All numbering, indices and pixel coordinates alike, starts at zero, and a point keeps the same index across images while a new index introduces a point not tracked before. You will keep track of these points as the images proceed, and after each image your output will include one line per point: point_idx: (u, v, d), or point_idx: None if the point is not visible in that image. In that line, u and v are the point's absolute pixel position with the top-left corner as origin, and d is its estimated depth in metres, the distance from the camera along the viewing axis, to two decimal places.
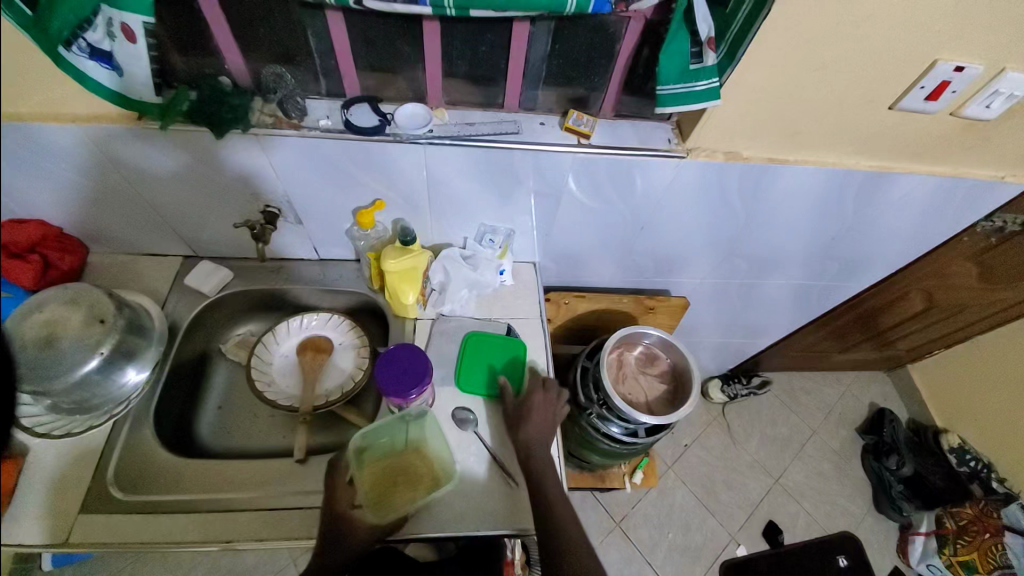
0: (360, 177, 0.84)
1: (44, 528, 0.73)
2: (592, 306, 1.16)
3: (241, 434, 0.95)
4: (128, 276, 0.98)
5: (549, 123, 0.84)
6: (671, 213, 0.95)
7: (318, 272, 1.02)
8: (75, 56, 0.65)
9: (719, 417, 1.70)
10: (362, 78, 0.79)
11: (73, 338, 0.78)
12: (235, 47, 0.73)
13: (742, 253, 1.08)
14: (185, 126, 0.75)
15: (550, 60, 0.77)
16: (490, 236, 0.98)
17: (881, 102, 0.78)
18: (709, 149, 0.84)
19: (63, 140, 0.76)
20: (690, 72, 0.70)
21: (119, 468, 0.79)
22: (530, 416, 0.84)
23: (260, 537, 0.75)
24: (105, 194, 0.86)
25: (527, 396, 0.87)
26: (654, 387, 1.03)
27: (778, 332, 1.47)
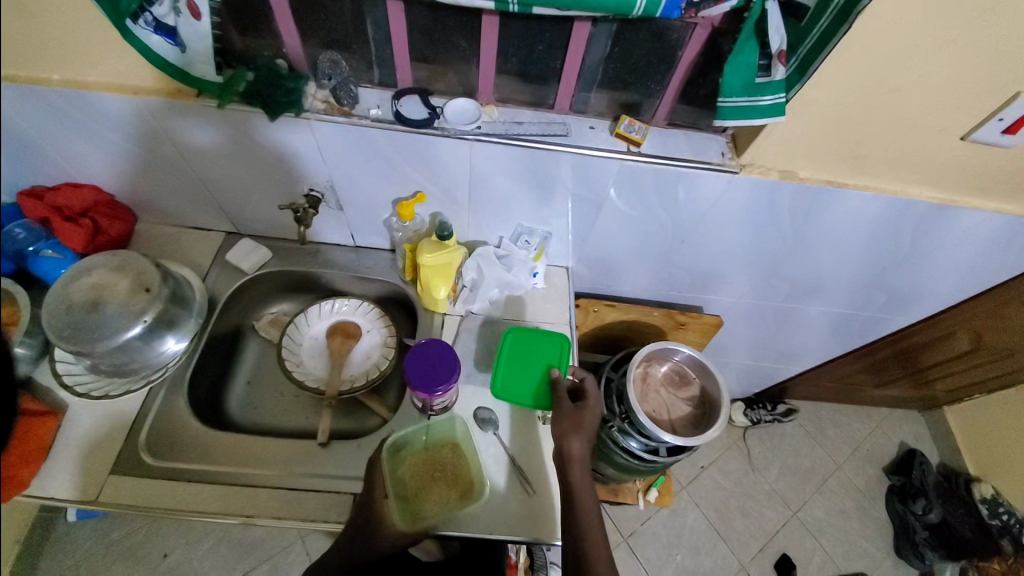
0: (404, 169, 0.85)
1: (77, 484, 0.76)
2: (621, 316, 1.14)
3: (266, 411, 0.97)
4: (172, 247, 1.01)
5: (599, 127, 0.82)
6: (713, 229, 0.92)
7: (352, 259, 1.03)
8: (141, 30, 0.68)
9: (739, 442, 1.65)
10: (415, 70, 0.79)
11: (118, 304, 0.81)
12: (294, 31, 0.74)
13: (784, 275, 1.04)
14: (240, 106, 0.76)
15: (607, 62, 0.75)
16: (526, 237, 0.97)
17: (954, 132, 0.74)
18: (763, 167, 0.81)
19: (125, 111, 0.78)
20: (756, 86, 0.67)
21: (150, 432, 0.82)
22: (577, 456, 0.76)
23: (279, 516, 0.76)
24: (158, 166, 0.88)
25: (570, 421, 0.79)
26: (679, 406, 1.00)
27: (811, 360, 1.41)
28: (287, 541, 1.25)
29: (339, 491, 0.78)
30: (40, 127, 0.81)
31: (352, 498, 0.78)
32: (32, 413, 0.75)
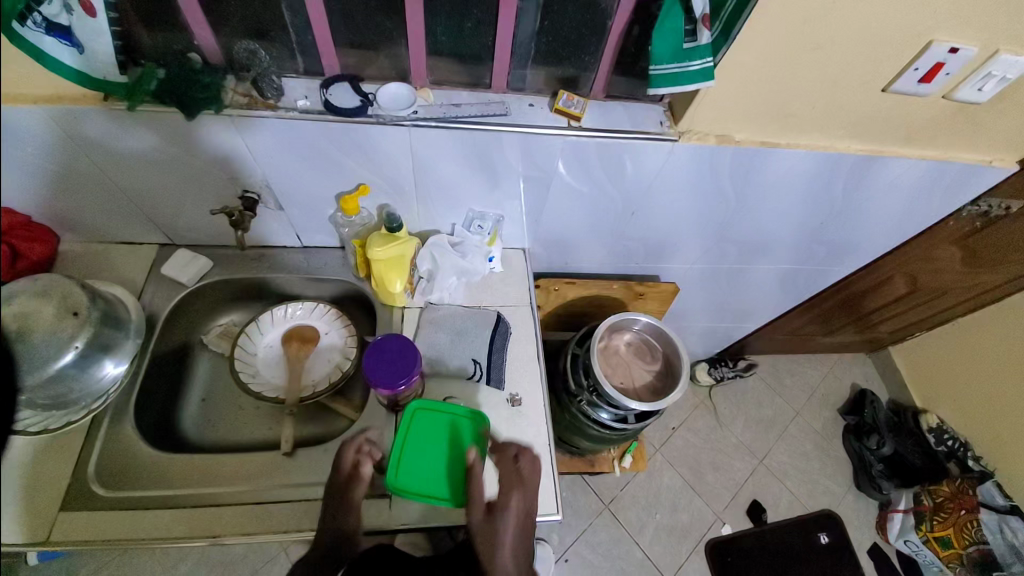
0: (342, 161, 0.81)
1: (22, 526, 0.71)
2: (582, 292, 1.15)
3: (226, 426, 0.93)
4: (100, 265, 0.94)
5: (538, 105, 0.81)
6: (661, 198, 0.93)
7: (302, 260, 1.00)
8: (31, 32, 0.62)
9: (706, 401, 1.72)
10: (342, 56, 0.75)
11: (46, 332, 0.72)
12: (204, 21, 0.69)
13: (732, 237, 1.08)
14: (155, 106, 0.71)
15: (538, 37, 0.74)
16: (478, 222, 0.96)
17: (875, 85, 0.77)
18: (703, 132, 0.82)
19: (25, 122, 0.71)
20: (684, 52, 0.68)
21: (100, 462, 0.77)
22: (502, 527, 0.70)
23: (248, 531, 0.73)
24: (72, 179, 0.81)
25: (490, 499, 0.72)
26: (642, 374, 1.03)
27: (764, 316, 1.48)
28: None
29: (309, 498, 0.77)
30: None
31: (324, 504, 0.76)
32: None
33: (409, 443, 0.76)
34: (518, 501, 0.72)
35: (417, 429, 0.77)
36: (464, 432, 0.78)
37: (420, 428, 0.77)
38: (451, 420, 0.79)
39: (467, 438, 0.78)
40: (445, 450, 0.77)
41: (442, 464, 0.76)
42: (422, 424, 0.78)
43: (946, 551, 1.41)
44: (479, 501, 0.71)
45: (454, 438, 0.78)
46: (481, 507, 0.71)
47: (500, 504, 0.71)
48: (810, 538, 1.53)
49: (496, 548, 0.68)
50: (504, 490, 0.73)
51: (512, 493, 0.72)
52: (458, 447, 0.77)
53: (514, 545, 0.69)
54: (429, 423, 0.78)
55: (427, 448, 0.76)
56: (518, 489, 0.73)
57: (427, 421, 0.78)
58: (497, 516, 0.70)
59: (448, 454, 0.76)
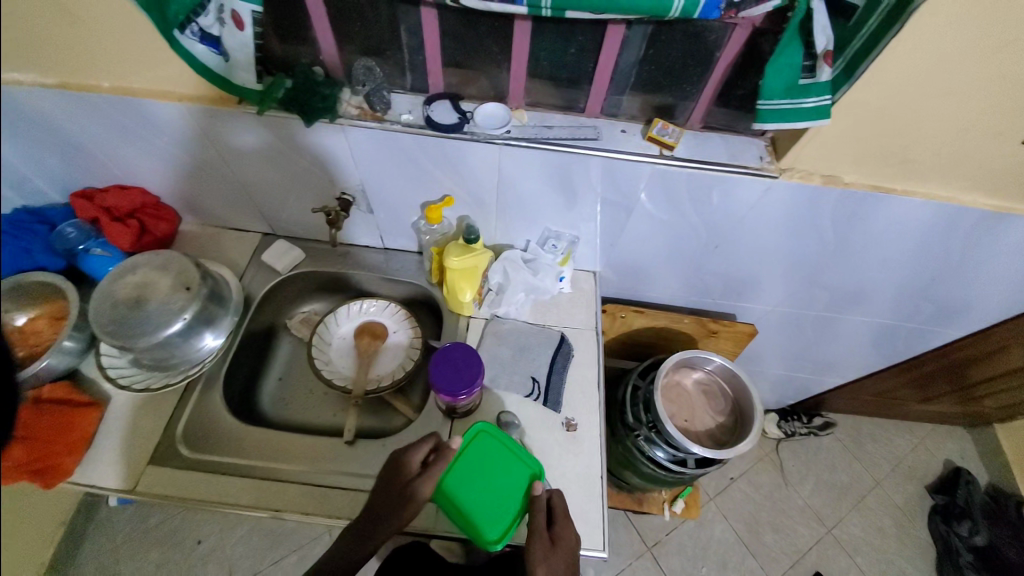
0: (433, 173, 0.85)
1: (118, 473, 0.80)
2: (649, 323, 1.11)
3: (297, 406, 1.00)
4: (211, 247, 1.04)
5: (630, 131, 0.80)
6: (749, 234, 0.89)
7: (381, 260, 1.05)
8: (188, 39, 0.68)
9: (771, 454, 1.59)
10: (446, 75, 0.79)
11: (159, 301, 0.83)
12: (332, 39, 0.75)
13: (823, 283, 1.00)
14: (279, 112, 0.78)
15: (640, 66, 0.73)
16: (553, 241, 0.96)
17: (1014, 136, 0.68)
18: (806, 171, 0.78)
19: (169, 116, 0.82)
20: (799, 88, 0.66)
21: (186, 425, 0.85)
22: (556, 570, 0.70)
23: (306, 511, 0.78)
24: (199, 168, 0.92)
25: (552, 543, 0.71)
26: (705, 419, 0.98)
27: (850, 372, 1.35)
28: (314, 534, 1.35)
29: (365, 489, 0.80)
30: (96, 135, 0.86)
31: None
32: (73, 407, 0.81)
33: (462, 465, 0.77)
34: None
35: (464, 464, 0.77)
36: (510, 458, 0.78)
37: (467, 462, 0.77)
38: (498, 452, 0.78)
39: (516, 462, 0.78)
40: (497, 481, 0.76)
41: (500, 499, 0.75)
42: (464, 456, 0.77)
43: None
44: (543, 527, 0.72)
45: (498, 467, 0.77)
46: (544, 537, 0.71)
47: (558, 537, 0.72)
48: None
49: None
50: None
51: (567, 535, 0.72)
52: (506, 475, 0.77)
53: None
54: (477, 457, 0.77)
55: (480, 473, 0.76)
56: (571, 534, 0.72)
57: (473, 452, 0.78)
58: (555, 550, 0.70)
59: (502, 486, 0.76)
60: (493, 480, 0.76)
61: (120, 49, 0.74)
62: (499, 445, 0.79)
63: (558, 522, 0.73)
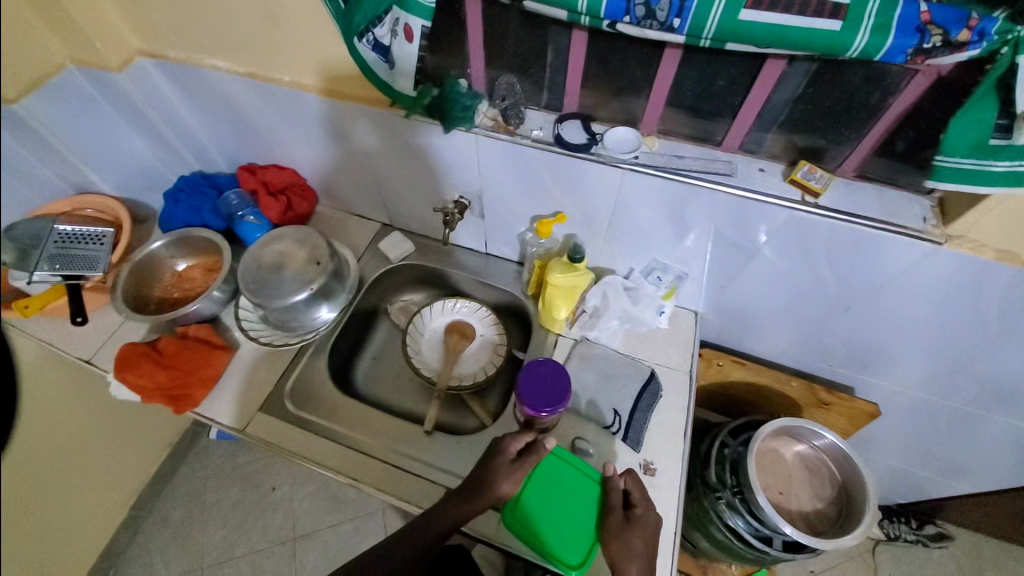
0: (551, 189, 0.87)
1: (233, 413, 0.91)
2: (748, 377, 1.02)
3: (384, 387, 1.06)
4: (338, 228, 1.16)
5: (769, 171, 0.75)
6: (891, 303, 0.79)
7: (481, 264, 1.09)
8: (363, 46, 0.76)
9: (866, 555, 1.38)
10: (582, 96, 0.80)
11: (295, 271, 0.94)
12: (482, 55, 0.79)
13: (978, 375, 0.84)
14: (424, 118, 0.85)
15: (795, 104, 0.68)
16: (659, 273, 0.93)
17: None
18: (981, 242, 0.67)
19: (330, 112, 0.92)
20: (989, 148, 0.58)
21: (294, 383, 0.93)
22: (635, 551, 0.69)
23: (381, 488, 0.82)
24: (343, 157, 1.02)
25: (630, 517, 0.72)
26: (802, 497, 0.87)
27: (989, 483, 1.12)
28: (371, 508, 1.42)
29: (436, 482, 0.82)
30: (270, 120, 1.00)
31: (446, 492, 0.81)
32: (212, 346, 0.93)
33: (536, 485, 0.75)
34: (652, 518, 0.72)
35: (537, 486, 0.74)
36: (585, 485, 0.75)
37: (536, 489, 0.74)
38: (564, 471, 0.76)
39: (591, 491, 0.75)
40: (570, 502, 0.74)
41: (572, 522, 0.73)
42: (539, 479, 0.75)
43: None
44: (618, 504, 0.73)
45: (574, 491, 0.75)
46: (619, 512, 0.72)
47: (635, 516, 0.72)
48: None
49: (627, 555, 0.68)
50: (642, 502, 0.74)
51: (644, 514, 0.72)
52: (581, 501, 0.74)
53: (644, 560, 0.69)
54: (544, 480, 0.75)
55: (553, 494, 0.74)
56: (648, 514, 0.72)
57: (541, 476, 0.75)
58: (634, 526, 0.71)
59: (576, 506, 0.74)
60: (566, 504, 0.74)
61: (304, 50, 0.85)
62: (563, 464, 0.76)
63: (638, 502, 0.74)
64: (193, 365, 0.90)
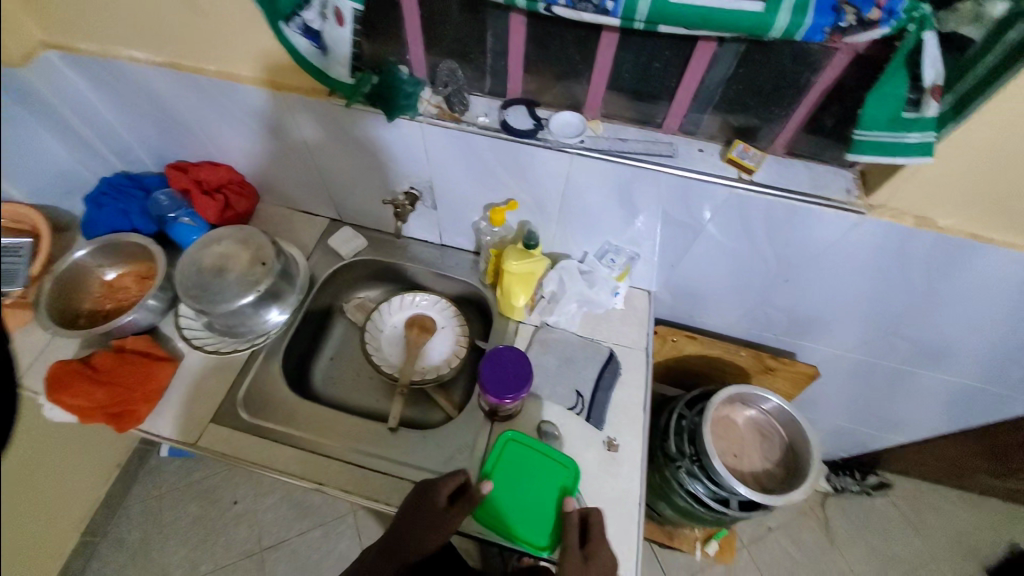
0: (501, 176, 0.87)
1: (181, 427, 0.86)
2: (701, 351, 1.07)
3: (344, 387, 1.03)
4: (283, 226, 1.10)
5: (708, 150, 0.78)
6: (825, 273, 0.84)
7: (438, 256, 1.08)
8: (291, 31, 0.73)
9: (815, 508, 1.48)
10: (525, 81, 0.80)
11: (238, 273, 0.90)
12: (420, 39, 0.77)
13: (905, 334, 0.92)
14: (364, 107, 0.82)
15: (727, 84, 0.71)
16: (612, 255, 0.95)
17: None
18: (899, 210, 0.72)
19: (266, 104, 0.88)
20: (903, 120, 0.62)
21: (247, 391, 0.89)
22: None
23: (347, 490, 0.80)
24: (283, 150, 0.97)
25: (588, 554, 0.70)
26: (754, 460, 0.92)
27: (917, 432, 1.23)
28: (340, 512, 1.39)
29: (403, 477, 0.81)
30: (200, 115, 0.94)
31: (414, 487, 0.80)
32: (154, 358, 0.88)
33: (502, 469, 0.78)
34: (610, 553, 0.71)
35: (503, 472, 0.78)
36: (548, 467, 0.79)
37: (502, 474, 0.78)
38: (537, 457, 0.79)
39: (557, 475, 0.78)
40: (540, 487, 0.77)
41: (537, 503, 0.76)
42: (504, 465, 0.78)
43: None
44: (574, 542, 0.71)
45: (539, 475, 0.78)
46: (576, 556, 0.69)
47: (592, 555, 0.70)
48: None
49: None
50: None
51: (601, 552, 0.70)
52: (546, 483, 0.78)
53: None
54: (509, 464, 0.78)
55: (519, 479, 0.78)
56: (605, 555, 0.70)
57: (506, 463, 0.78)
58: (589, 569, 0.69)
59: (546, 491, 0.77)
60: (532, 485, 0.77)
61: (231, 39, 0.81)
62: (527, 450, 0.79)
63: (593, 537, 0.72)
64: (132, 380, 0.84)
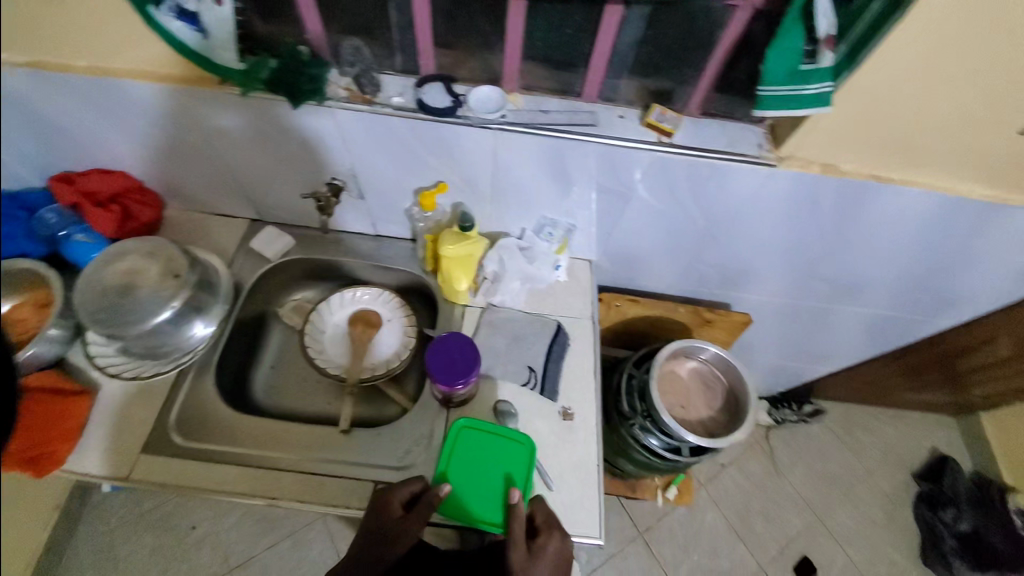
0: (426, 158, 0.83)
1: (108, 462, 0.79)
2: (645, 312, 1.11)
3: (289, 395, 0.99)
4: (197, 233, 1.02)
5: (628, 116, 0.79)
6: (748, 225, 0.88)
7: (374, 248, 1.03)
8: (164, 16, 0.70)
9: (761, 442, 1.61)
10: (437, 55, 0.77)
11: (149, 289, 0.81)
12: (317, 16, 0.73)
13: (822, 275, 1.00)
14: (264, 95, 0.76)
15: (638, 47, 0.72)
16: (549, 229, 0.95)
17: (1015, 125, 0.68)
18: (806, 159, 0.76)
19: (155, 100, 0.79)
20: (801, 73, 0.65)
21: (179, 413, 0.83)
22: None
23: (302, 499, 0.77)
24: (183, 150, 0.89)
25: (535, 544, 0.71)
26: (699, 407, 0.98)
27: (841, 361, 1.36)
28: (308, 522, 1.36)
29: (360, 478, 0.79)
30: (78, 118, 0.83)
31: (373, 486, 0.78)
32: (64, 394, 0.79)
33: (458, 453, 0.79)
34: (556, 541, 0.71)
35: (460, 455, 0.79)
36: (505, 450, 0.80)
37: (458, 458, 0.79)
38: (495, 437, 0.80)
39: (514, 457, 0.79)
40: (496, 468, 0.78)
41: (491, 487, 0.77)
42: (461, 448, 0.79)
43: None
44: (520, 534, 0.70)
45: (494, 459, 0.79)
46: (522, 544, 0.70)
47: (538, 547, 0.70)
48: None
49: None
50: None
51: (547, 542, 0.71)
52: (501, 467, 0.79)
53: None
54: (465, 448, 0.79)
55: (475, 463, 0.79)
56: (552, 542, 0.71)
57: (463, 448, 0.79)
58: (533, 559, 0.69)
59: (501, 473, 0.78)
60: (486, 468, 0.78)
61: (97, 26, 0.71)
62: (482, 434, 0.80)
63: (542, 533, 0.72)
64: (42, 421, 0.75)
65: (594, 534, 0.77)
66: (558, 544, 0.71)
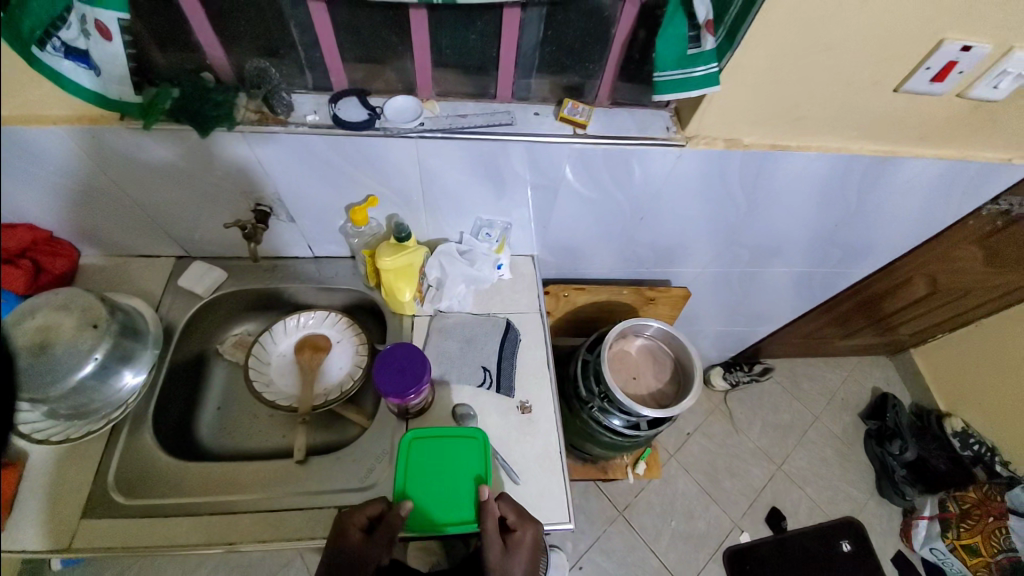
0: (352, 174, 0.83)
1: (43, 534, 0.73)
2: (592, 298, 1.15)
3: (240, 434, 0.95)
4: (118, 278, 0.96)
5: (543, 113, 0.81)
6: (672, 203, 0.93)
7: (314, 269, 1.01)
8: (51, 56, 0.65)
9: (720, 405, 1.69)
10: (349, 71, 0.77)
11: (66, 344, 0.75)
12: (216, 41, 0.71)
13: (746, 242, 1.07)
14: (169, 125, 0.73)
15: (541, 47, 0.75)
16: (487, 229, 0.97)
17: (886, 85, 0.76)
18: (710, 137, 0.82)
19: (53, 143, 0.74)
20: (688, 57, 0.69)
21: (119, 470, 0.79)
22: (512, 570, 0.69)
23: (263, 538, 0.74)
24: (91, 195, 0.84)
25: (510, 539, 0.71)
26: (651, 382, 1.03)
27: (780, 319, 1.45)
28: None
29: (323, 506, 0.77)
30: None
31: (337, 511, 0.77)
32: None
33: (415, 465, 0.77)
34: (530, 532, 0.72)
35: (418, 468, 0.77)
36: (464, 451, 0.78)
37: (416, 472, 0.76)
38: (448, 440, 0.79)
39: (474, 457, 0.78)
40: (457, 472, 0.77)
41: (456, 490, 0.75)
42: (418, 461, 0.77)
43: (973, 559, 1.36)
44: (494, 530, 0.71)
45: (455, 463, 0.77)
46: (496, 541, 0.70)
47: (512, 543, 0.71)
48: (831, 546, 1.49)
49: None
50: None
51: (521, 534, 0.72)
52: (463, 469, 0.77)
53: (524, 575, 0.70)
54: (422, 460, 0.77)
55: (434, 471, 0.76)
56: (525, 534, 0.72)
57: (420, 461, 0.77)
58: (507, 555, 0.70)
59: (464, 476, 0.77)
60: (449, 472, 0.77)
61: None
62: (437, 441, 0.79)
63: (514, 525, 0.73)
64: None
65: (564, 518, 0.79)
66: (532, 535, 0.72)
